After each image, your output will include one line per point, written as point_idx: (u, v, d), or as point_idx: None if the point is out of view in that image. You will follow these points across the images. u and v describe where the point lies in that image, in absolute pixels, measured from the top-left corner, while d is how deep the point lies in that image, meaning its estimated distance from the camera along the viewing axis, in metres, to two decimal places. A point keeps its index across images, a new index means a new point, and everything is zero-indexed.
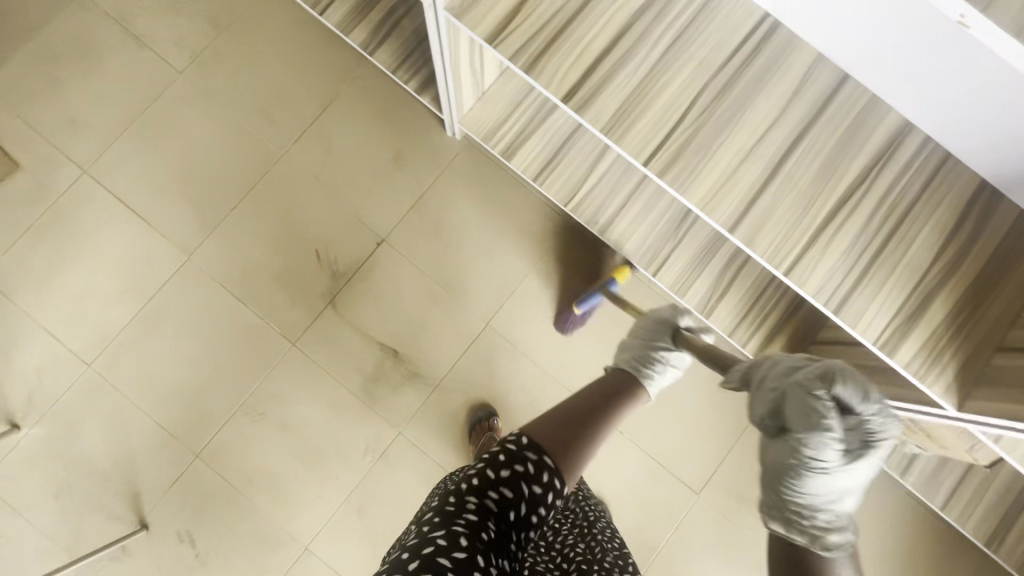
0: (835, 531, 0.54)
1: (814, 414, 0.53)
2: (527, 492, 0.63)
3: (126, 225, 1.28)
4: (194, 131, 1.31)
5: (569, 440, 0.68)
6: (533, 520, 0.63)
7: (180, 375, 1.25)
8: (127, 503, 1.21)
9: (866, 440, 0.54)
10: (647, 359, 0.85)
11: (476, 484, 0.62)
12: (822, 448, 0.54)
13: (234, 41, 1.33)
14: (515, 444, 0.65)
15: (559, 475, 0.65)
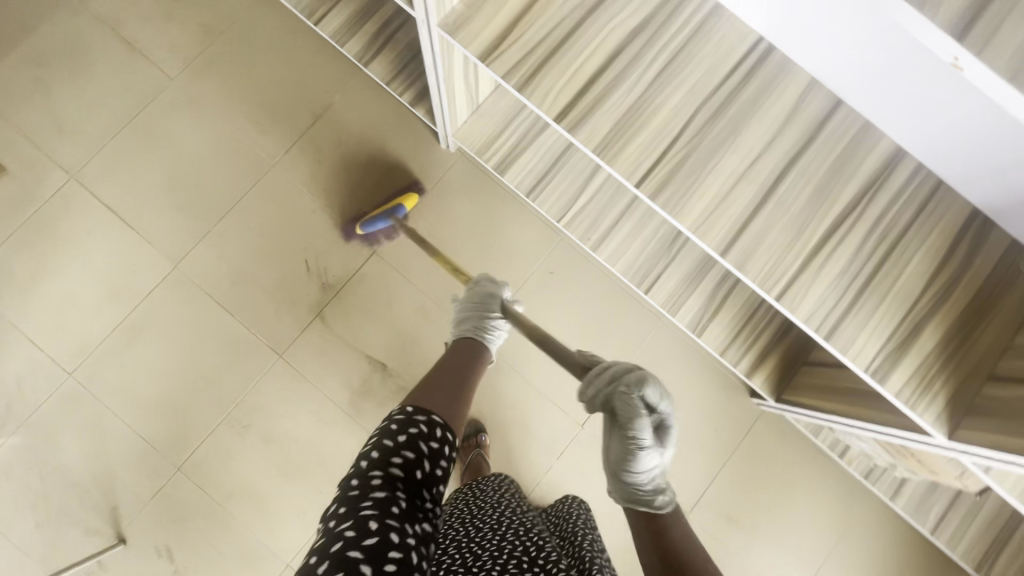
0: (664, 496, 0.61)
1: (630, 400, 0.61)
2: (426, 450, 0.62)
3: (111, 232, 1.26)
4: (184, 138, 1.30)
5: (446, 398, 0.68)
6: (439, 475, 0.62)
7: (163, 385, 1.23)
8: (105, 517, 1.19)
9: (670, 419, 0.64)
10: (482, 326, 0.82)
11: (375, 458, 0.59)
12: (642, 428, 0.62)
13: (227, 49, 1.32)
14: (402, 413, 0.63)
15: (451, 429, 0.65)
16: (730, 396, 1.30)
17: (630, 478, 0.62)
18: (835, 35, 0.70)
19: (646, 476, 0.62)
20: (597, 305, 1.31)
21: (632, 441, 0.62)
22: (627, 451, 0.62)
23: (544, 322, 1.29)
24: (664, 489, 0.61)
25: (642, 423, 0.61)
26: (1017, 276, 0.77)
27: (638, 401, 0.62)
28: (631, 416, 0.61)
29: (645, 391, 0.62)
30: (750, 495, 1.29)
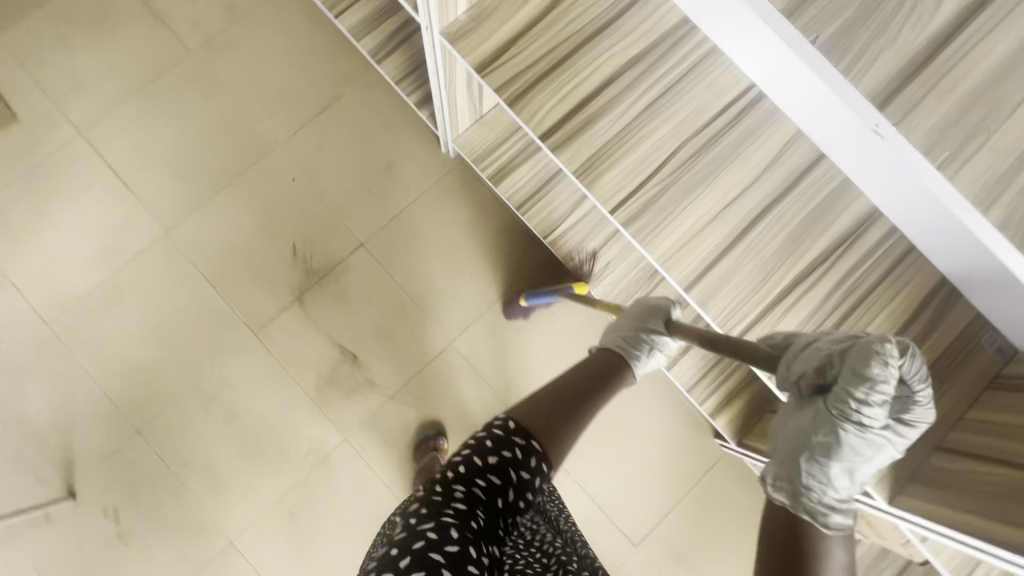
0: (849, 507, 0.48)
1: (885, 376, 0.46)
2: (515, 478, 0.67)
3: (111, 192, 1.29)
4: (195, 110, 1.33)
5: (556, 419, 0.73)
6: (520, 505, 0.67)
7: (137, 346, 1.25)
8: (59, 469, 1.20)
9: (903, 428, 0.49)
10: (639, 344, 0.87)
11: (462, 471, 0.66)
12: (874, 408, 0.46)
13: (249, 30, 1.36)
14: (502, 429, 0.69)
15: (547, 461, 0.70)
16: (694, 434, 1.30)
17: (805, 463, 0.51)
18: (806, 120, 0.77)
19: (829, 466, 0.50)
20: (575, 326, 1.31)
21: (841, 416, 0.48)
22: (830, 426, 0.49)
23: (517, 335, 1.31)
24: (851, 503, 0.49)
25: (871, 394, 0.46)
26: (976, 350, 0.77)
27: (880, 366, 0.45)
28: (856, 381, 0.47)
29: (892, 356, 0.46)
30: (701, 536, 1.28)
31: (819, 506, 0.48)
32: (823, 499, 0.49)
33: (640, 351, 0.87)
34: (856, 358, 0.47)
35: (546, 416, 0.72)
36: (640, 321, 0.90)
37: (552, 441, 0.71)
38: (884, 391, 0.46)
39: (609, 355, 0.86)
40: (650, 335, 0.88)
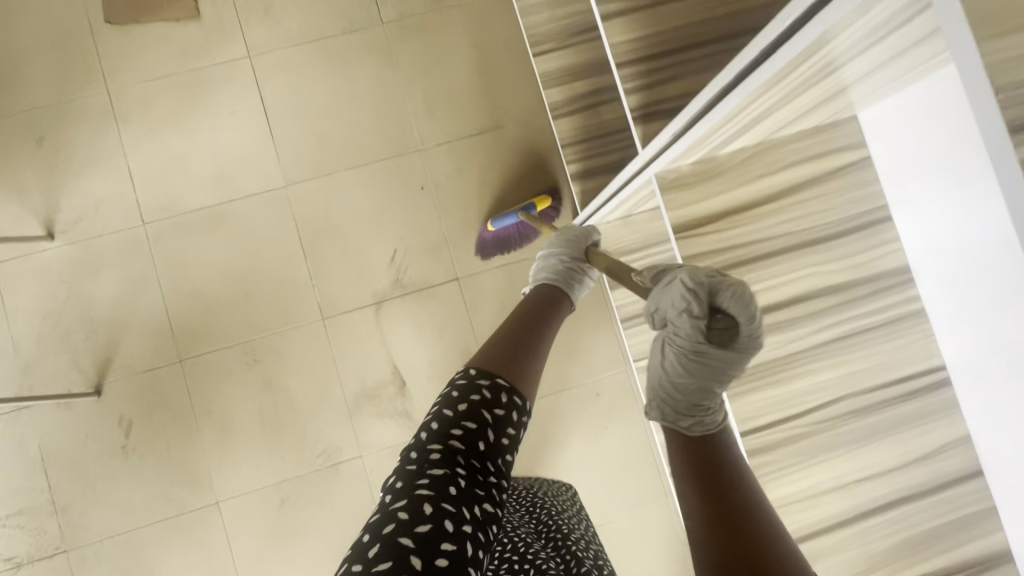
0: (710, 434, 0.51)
1: (681, 315, 0.54)
2: (490, 418, 0.58)
3: (252, 124, 1.27)
4: (361, 78, 1.29)
5: (515, 352, 0.66)
6: (504, 445, 0.58)
7: (212, 282, 1.24)
8: (96, 364, 1.20)
9: (734, 352, 0.54)
10: (571, 277, 0.87)
11: (435, 429, 0.56)
12: (676, 346, 0.55)
13: (446, 25, 1.31)
14: (466, 378, 0.60)
15: (519, 394, 0.62)
16: None
17: (671, 394, 0.56)
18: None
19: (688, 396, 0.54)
20: (619, 451, 1.27)
21: (680, 338, 0.55)
22: (672, 352, 0.56)
23: (562, 436, 1.27)
24: (715, 415, 0.52)
25: (682, 310, 0.54)
26: None
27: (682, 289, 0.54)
28: (670, 299, 0.55)
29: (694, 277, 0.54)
30: None
31: (672, 420, 0.53)
32: (680, 413, 0.54)
33: (574, 282, 0.87)
34: (675, 302, 0.54)
35: (506, 347, 0.66)
36: (569, 250, 0.90)
37: (518, 375, 0.63)
38: (690, 318, 0.53)
39: (545, 289, 0.84)
40: (583, 268, 0.88)
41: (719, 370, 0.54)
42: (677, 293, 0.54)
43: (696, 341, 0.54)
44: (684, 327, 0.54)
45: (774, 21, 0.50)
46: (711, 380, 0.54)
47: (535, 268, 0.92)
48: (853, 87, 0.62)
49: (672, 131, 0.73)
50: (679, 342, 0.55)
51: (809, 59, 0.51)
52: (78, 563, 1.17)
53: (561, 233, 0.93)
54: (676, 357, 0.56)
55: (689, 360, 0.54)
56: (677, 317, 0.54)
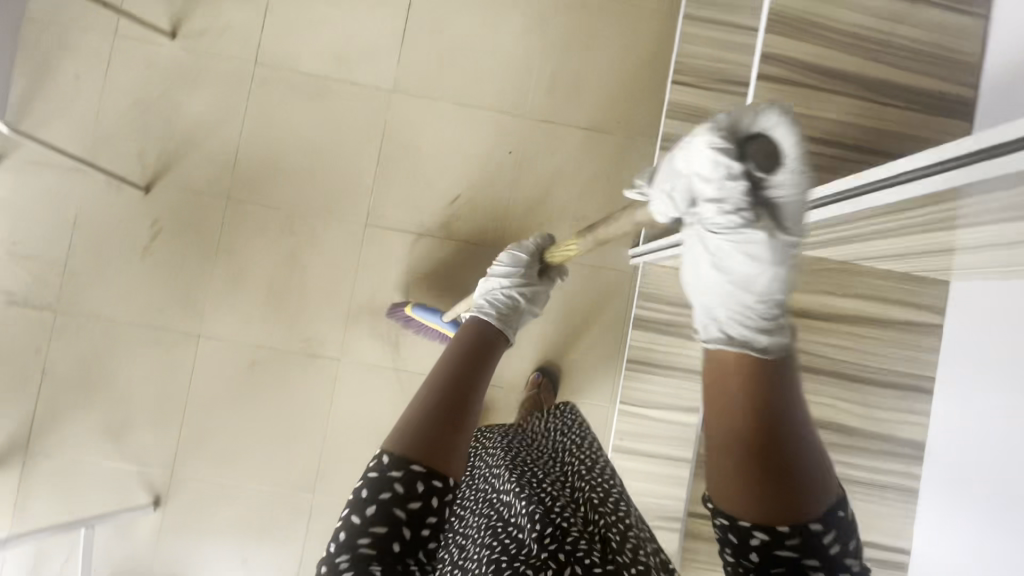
0: (772, 337, 0.43)
1: (714, 183, 0.42)
2: (404, 515, 0.51)
3: (390, 21, 1.29)
4: (506, 28, 1.30)
5: (435, 424, 0.53)
6: (426, 533, 0.53)
7: (288, 143, 1.27)
8: (157, 165, 1.26)
9: (792, 191, 0.40)
10: (512, 309, 0.77)
11: (343, 540, 0.52)
12: (718, 225, 0.43)
13: (606, 16, 1.31)
14: (377, 470, 0.52)
15: (439, 476, 0.52)
16: None
17: (726, 306, 0.45)
18: None
19: (743, 294, 0.45)
20: None
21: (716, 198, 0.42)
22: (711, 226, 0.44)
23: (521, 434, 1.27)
24: (779, 335, 0.43)
25: (701, 169, 0.42)
26: None
27: (685, 150, 0.44)
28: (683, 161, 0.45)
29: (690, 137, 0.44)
30: None
31: (743, 339, 0.44)
32: (757, 329, 0.44)
33: (514, 317, 0.76)
34: (703, 175, 0.43)
35: (427, 418, 0.53)
36: (514, 279, 0.81)
37: (443, 459, 0.52)
38: (711, 181, 0.42)
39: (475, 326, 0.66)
40: (526, 302, 0.80)
41: (783, 216, 0.41)
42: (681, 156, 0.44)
43: (733, 197, 0.42)
44: (714, 195, 0.42)
45: (918, 156, 0.50)
46: (776, 238, 0.42)
47: (479, 291, 0.82)
48: (963, 251, 0.59)
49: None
50: (725, 219, 0.43)
51: (926, 207, 0.52)
52: (59, 326, 1.24)
53: (517, 251, 0.86)
54: (721, 231, 0.44)
55: (738, 234, 0.43)
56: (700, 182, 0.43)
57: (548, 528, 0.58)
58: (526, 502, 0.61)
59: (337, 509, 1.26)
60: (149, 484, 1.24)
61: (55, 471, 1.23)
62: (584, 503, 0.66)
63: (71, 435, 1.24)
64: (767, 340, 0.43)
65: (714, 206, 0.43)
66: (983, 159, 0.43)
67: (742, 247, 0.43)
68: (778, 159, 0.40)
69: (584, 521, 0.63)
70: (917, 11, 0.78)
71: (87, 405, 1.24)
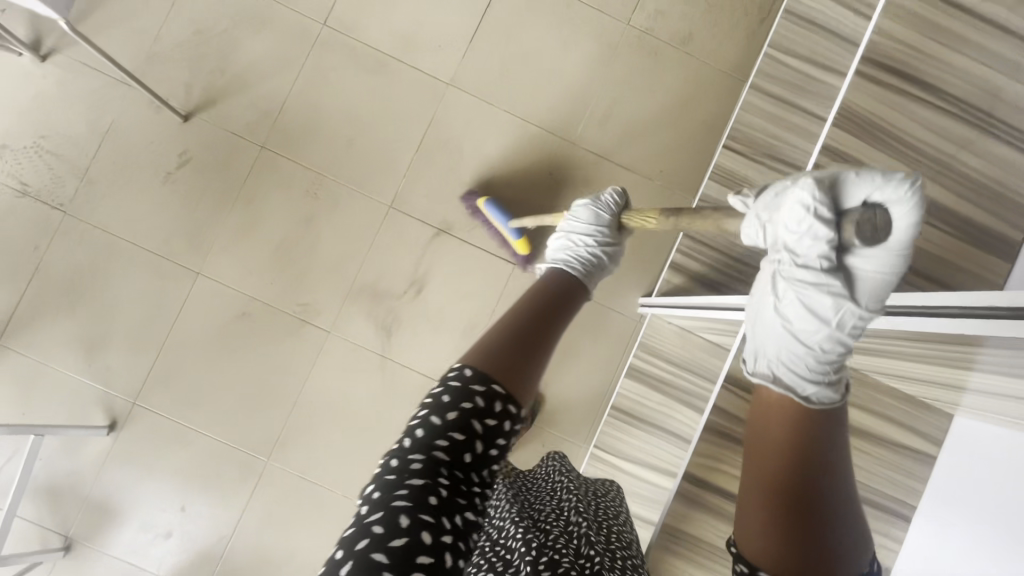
0: (826, 395, 0.46)
1: (805, 238, 0.48)
2: (481, 428, 0.49)
3: (464, 17, 1.29)
4: (575, 53, 1.30)
5: (517, 359, 0.54)
6: (492, 455, 0.50)
7: (335, 108, 1.27)
8: (202, 97, 1.25)
9: (873, 269, 0.46)
10: (592, 269, 0.80)
11: (419, 438, 0.49)
12: (800, 273, 0.49)
13: (674, 67, 1.31)
14: (459, 379, 0.51)
15: (515, 402, 0.51)
16: None
17: (768, 349, 0.52)
18: None
19: (801, 329, 0.50)
20: None
21: (802, 252, 0.49)
22: (786, 274, 0.50)
23: None
24: (840, 394, 0.47)
25: (799, 227, 0.48)
26: None
27: (794, 200, 0.47)
28: (789, 210, 0.48)
29: (803, 190, 0.47)
30: None
31: (789, 384, 0.48)
32: (804, 378, 0.48)
33: (597, 272, 0.81)
34: (791, 221, 0.48)
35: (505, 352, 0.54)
36: (595, 236, 0.83)
37: (519, 384, 0.52)
38: (806, 242, 0.48)
39: (562, 273, 0.74)
40: (606, 257, 0.82)
41: (856, 285, 0.47)
42: (793, 207, 0.47)
43: (814, 257, 0.48)
44: (794, 249, 0.49)
45: (955, 294, 0.48)
46: (846, 306, 0.48)
47: (553, 248, 0.84)
48: (975, 391, 0.59)
49: None
50: (802, 266, 0.49)
51: (946, 344, 0.51)
52: (64, 228, 1.22)
53: (593, 204, 0.87)
54: (795, 278, 0.50)
55: (817, 283, 0.48)
56: (793, 237, 0.49)
57: (542, 556, 0.58)
58: (519, 530, 0.62)
59: (289, 480, 1.23)
60: (109, 407, 1.22)
61: (20, 371, 1.21)
62: (581, 534, 0.63)
63: (47, 339, 1.22)
64: (816, 389, 0.46)
65: (794, 257, 0.49)
66: (1010, 320, 0.42)
67: (814, 297, 0.49)
68: (882, 240, 0.45)
69: (576, 551, 0.60)
70: (986, 140, 0.77)
71: (71, 313, 1.22)
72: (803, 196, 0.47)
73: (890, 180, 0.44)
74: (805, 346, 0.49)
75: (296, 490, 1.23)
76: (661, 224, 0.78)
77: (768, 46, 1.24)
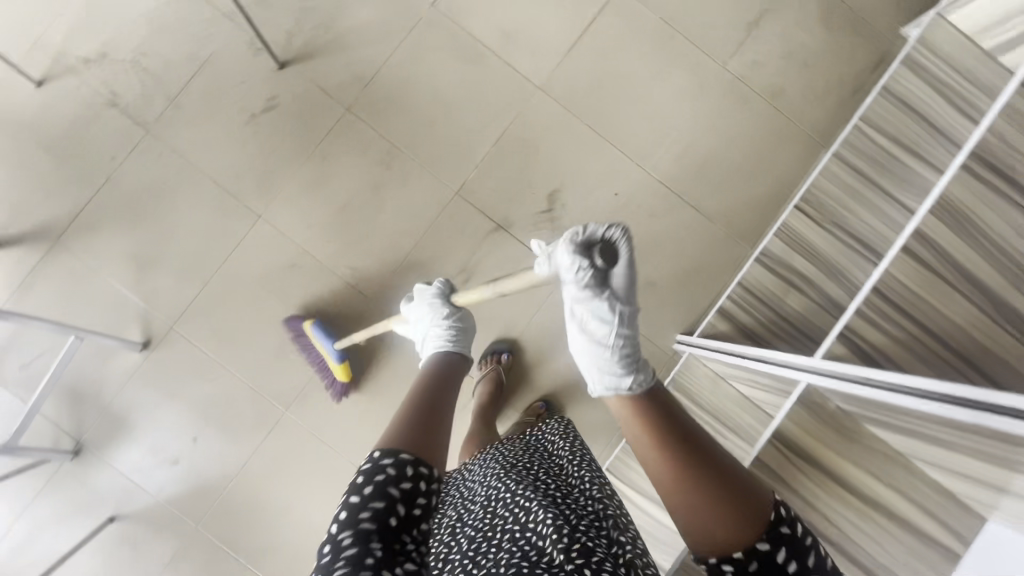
0: (635, 380, 0.60)
1: (582, 278, 0.62)
2: (400, 492, 0.53)
3: (567, 27, 1.31)
4: (667, 84, 1.32)
5: (423, 431, 0.60)
6: (416, 514, 0.53)
7: (425, 86, 1.29)
8: (301, 49, 1.28)
9: (619, 278, 0.64)
10: (461, 334, 0.89)
11: (344, 519, 0.51)
12: (582, 300, 0.64)
13: (760, 118, 1.33)
14: (370, 460, 0.55)
15: (426, 461, 0.56)
16: None
17: (588, 367, 0.65)
18: None
19: (601, 343, 0.65)
20: None
21: (582, 287, 0.63)
22: (577, 306, 0.66)
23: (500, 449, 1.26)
24: (643, 376, 0.61)
25: (571, 272, 0.62)
26: None
27: (562, 253, 0.63)
28: (559, 258, 0.63)
29: (566, 244, 0.62)
30: None
31: (616, 385, 0.61)
32: (622, 367, 0.62)
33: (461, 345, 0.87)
34: (568, 265, 0.62)
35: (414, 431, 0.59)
36: (441, 319, 0.91)
37: (429, 447, 0.58)
38: (581, 280, 0.63)
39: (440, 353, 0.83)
40: (460, 328, 0.90)
41: (616, 293, 0.65)
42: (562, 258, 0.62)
43: (590, 289, 0.63)
44: (576, 288, 0.64)
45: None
46: (618, 311, 0.65)
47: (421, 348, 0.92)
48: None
49: (869, 376, 0.76)
50: (585, 298, 0.64)
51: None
52: (143, 144, 1.25)
53: (437, 294, 0.96)
54: (585, 306, 0.65)
55: (598, 304, 0.64)
56: (571, 279, 0.63)
57: (574, 543, 0.56)
58: (549, 516, 0.60)
59: (300, 433, 1.25)
60: (146, 325, 1.24)
61: (70, 271, 1.23)
62: (606, 522, 0.64)
63: (101, 246, 1.24)
64: (629, 377, 0.60)
65: (579, 294, 0.64)
66: None
67: (598, 312, 0.65)
68: (616, 257, 0.62)
69: (609, 538, 0.60)
70: None
71: (130, 227, 1.25)
72: (566, 248, 0.62)
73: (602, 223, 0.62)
74: (606, 350, 0.65)
75: (307, 445, 1.25)
76: (483, 296, 0.84)
77: (858, 119, 1.25)
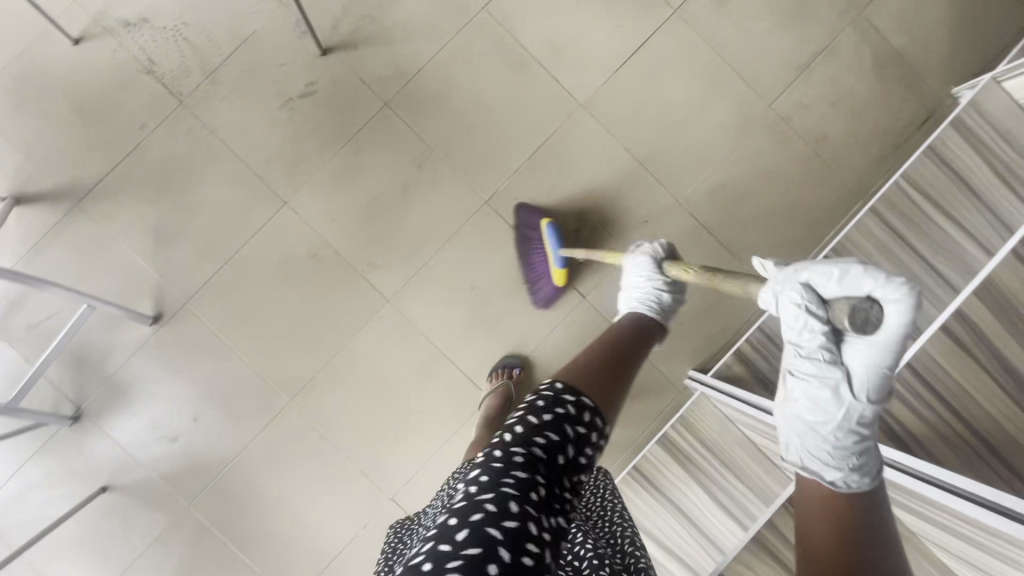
0: (842, 477, 0.51)
1: (803, 337, 0.54)
2: (571, 433, 0.52)
3: (617, 47, 1.29)
4: (711, 117, 1.30)
5: (598, 387, 0.58)
6: (580, 463, 0.52)
7: (467, 91, 1.27)
8: (345, 38, 1.25)
9: (867, 357, 0.51)
10: (672, 303, 0.81)
11: (519, 433, 0.50)
12: (806, 365, 0.55)
13: (799, 163, 1.31)
14: (550, 390, 0.54)
15: (598, 418, 0.55)
16: None
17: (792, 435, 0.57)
18: None
19: (818, 414, 0.55)
20: None
21: (804, 345, 0.55)
22: (796, 363, 0.56)
23: None
24: (864, 478, 0.51)
25: (794, 328, 0.54)
26: None
27: (785, 300, 0.55)
28: (781, 310, 0.55)
29: (790, 292, 0.54)
30: None
31: (817, 471, 0.53)
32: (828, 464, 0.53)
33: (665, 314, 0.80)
34: (789, 320, 0.55)
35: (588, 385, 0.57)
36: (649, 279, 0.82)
37: (601, 404, 0.56)
38: (804, 340, 0.54)
39: (645, 318, 0.78)
40: (670, 296, 0.80)
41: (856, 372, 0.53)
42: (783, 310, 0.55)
43: (813, 354, 0.54)
44: (797, 346, 0.55)
45: None
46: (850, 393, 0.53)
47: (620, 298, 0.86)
48: None
49: (915, 465, 0.77)
50: (809, 360, 0.55)
51: None
52: (175, 117, 1.23)
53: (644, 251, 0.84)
54: (806, 367, 0.55)
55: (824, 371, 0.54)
56: (792, 336, 0.55)
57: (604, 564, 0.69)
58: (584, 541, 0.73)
59: (299, 425, 1.24)
60: (160, 299, 1.22)
61: (88, 236, 1.22)
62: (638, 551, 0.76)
63: (123, 214, 1.22)
64: (841, 474, 0.52)
65: (797, 352, 0.55)
66: None
67: (821, 380, 0.54)
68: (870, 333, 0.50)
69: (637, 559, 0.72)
70: None
71: (153, 198, 1.23)
72: (789, 296, 0.54)
73: (883, 282, 0.48)
74: (828, 430, 0.54)
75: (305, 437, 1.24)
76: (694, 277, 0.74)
77: (899, 176, 1.22)
